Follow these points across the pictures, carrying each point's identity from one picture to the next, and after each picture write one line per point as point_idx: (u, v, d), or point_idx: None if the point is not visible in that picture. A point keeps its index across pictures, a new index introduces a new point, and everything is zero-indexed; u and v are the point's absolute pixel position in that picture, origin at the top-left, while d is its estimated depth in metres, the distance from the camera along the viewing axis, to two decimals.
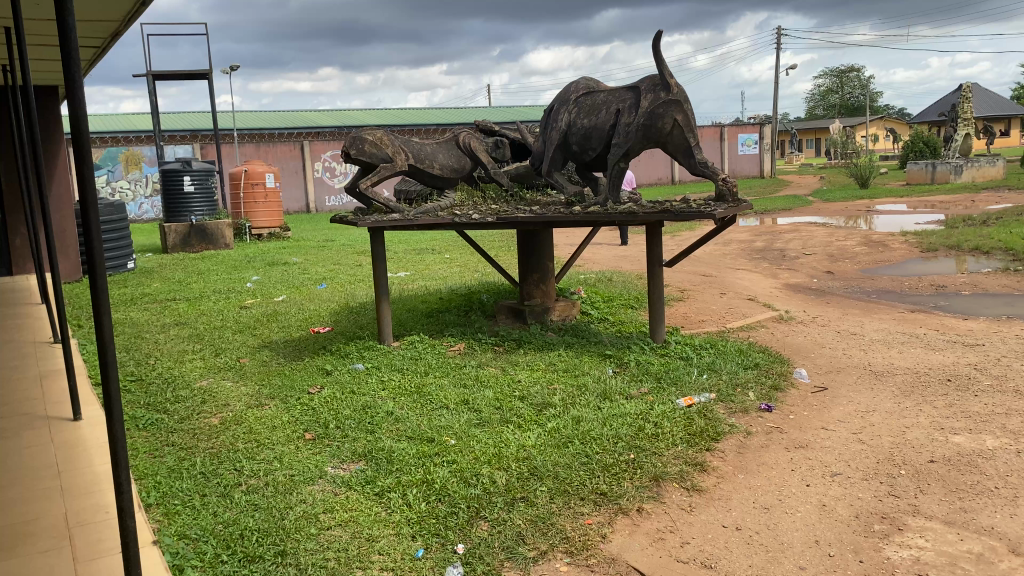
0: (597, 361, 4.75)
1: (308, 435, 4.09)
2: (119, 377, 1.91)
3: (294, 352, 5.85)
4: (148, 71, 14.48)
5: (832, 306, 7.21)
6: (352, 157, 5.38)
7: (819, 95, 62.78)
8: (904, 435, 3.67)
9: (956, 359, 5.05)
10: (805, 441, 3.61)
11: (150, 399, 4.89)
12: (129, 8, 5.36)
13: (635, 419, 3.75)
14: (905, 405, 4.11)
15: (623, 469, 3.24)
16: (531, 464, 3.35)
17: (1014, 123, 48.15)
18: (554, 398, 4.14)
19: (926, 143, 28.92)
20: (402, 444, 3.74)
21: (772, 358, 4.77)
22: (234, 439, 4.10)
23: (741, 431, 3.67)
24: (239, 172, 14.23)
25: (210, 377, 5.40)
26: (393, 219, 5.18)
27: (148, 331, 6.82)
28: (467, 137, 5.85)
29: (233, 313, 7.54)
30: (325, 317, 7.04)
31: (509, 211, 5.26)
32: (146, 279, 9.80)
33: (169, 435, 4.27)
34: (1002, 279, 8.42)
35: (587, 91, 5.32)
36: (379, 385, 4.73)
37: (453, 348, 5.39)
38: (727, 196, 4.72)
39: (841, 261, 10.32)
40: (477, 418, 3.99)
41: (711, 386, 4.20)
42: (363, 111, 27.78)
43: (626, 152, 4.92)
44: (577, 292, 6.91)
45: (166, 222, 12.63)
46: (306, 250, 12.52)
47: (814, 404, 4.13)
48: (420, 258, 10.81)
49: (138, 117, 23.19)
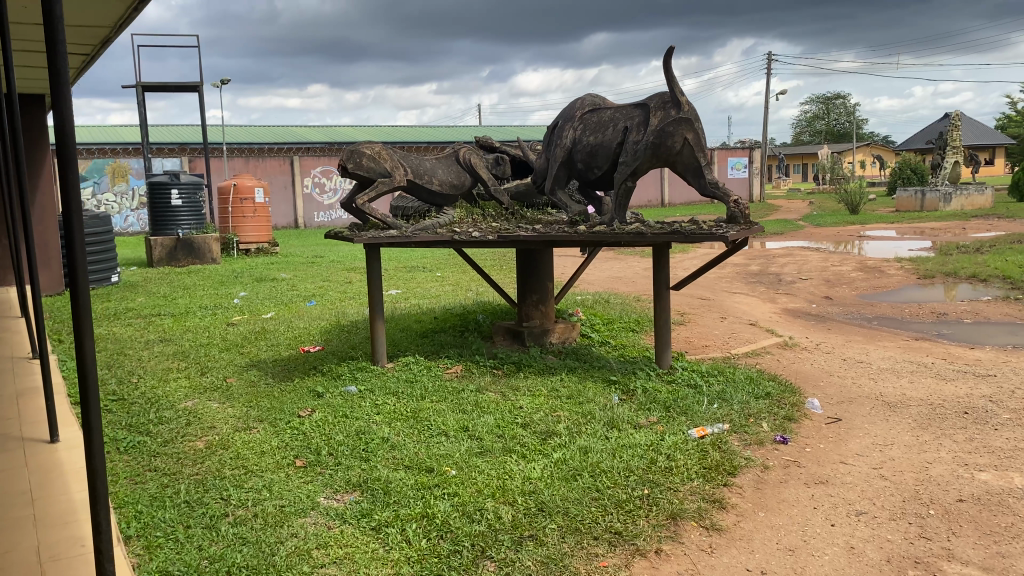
0: (601, 388, 4.55)
1: (299, 462, 3.87)
2: (99, 387, 1.75)
3: (283, 372, 5.62)
4: (137, 82, 14.27)
5: (834, 333, 7.05)
6: (348, 171, 5.21)
7: (806, 121, 63.34)
8: (927, 471, 3.51)
9: (970, 390, 4.90)
10: (825, 476, 3.44)
11: (131, 420, 4.66)
12: (120, 14, 5.17)
13: (645, 451, 3.57)
14: (923, 439, 3.95)
15: (637, 506, 3.05)
16: (538, 499, 3.15)
17: (999, 152, 48.64)
18: (559, 426, 3.95)
19: (914, 171, 29.12)
20: (399, 474, 3.53)
21: (784, 387, 4.60)
22: (220, 466, 3.88)
23: (757, 464, 3.50)
24: (227, 186, 13.99)
25: (195, 397, 5.18)
26: (390, 235, 4.98)
27: (132, 348, 6.59)
28: (468, 153, 5.69)
29: (220, 330, 7.30)
30: (316, 336, 6.83)
31: (510, 229, 5.09)
32: (130, 294, 9.54)
33: (151, 460, 4.05)
34: (1004, 307, 8.32)
35: (592, 108, 5.16)
36: (373, 409, 4.52)
37: (450, 371, 5.19)
38: (739, 218, 4.54)
39: (838, 286, 10.22)
40: (479, 446, 3.78)
41: (722, 416, 4.01)
42: (353, 128, 27.60)
43: (634, 171, 4.73)
44: (576, 313, 6.73)
45: (152, 235, 12.40)
46: (295, 265, 12.30)
47: (829, 436, 3.95)
48: (411, 276, 10.65)
49: (126, 129, 22.94)
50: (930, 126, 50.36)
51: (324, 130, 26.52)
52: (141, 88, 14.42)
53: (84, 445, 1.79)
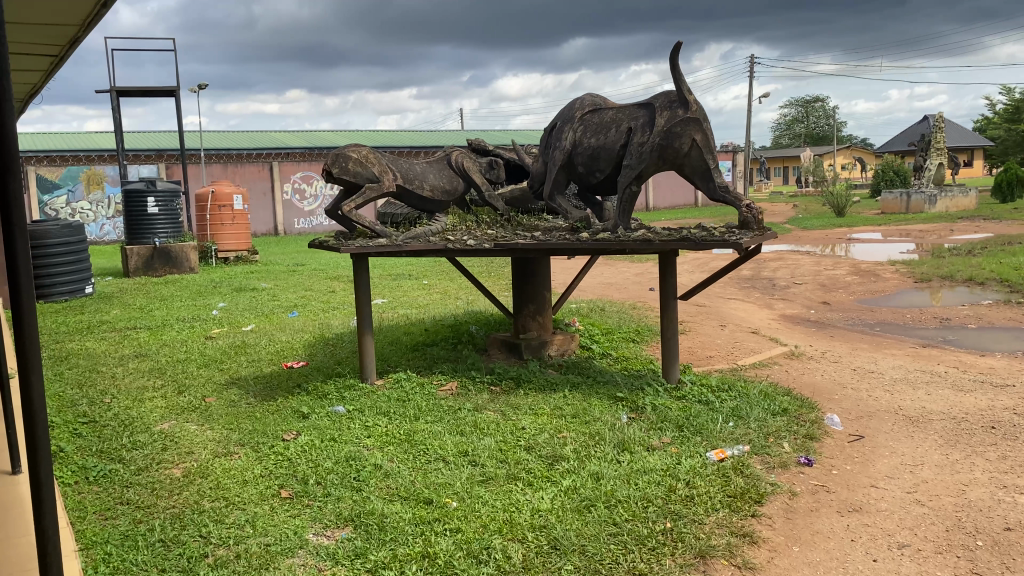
0: (608, 406, 4.27)
1: (285, 492, 3.56)
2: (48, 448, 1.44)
3: (265, 391, 5.29)
4: (112, 87, 13.87)
5: (838, 341, 6.81)
6: (334, 176, 4.91)
7: (786, 125, 63.59)
8: (965, 495, 3.26)
9: (991, 402, 4.67)
10: (857, 503, 3.17)
11: (102, 446, 4.33)
12: (86, 12, 4.82)
13: (662, 477, 3.30)
14: (954, 458, 3.70)
15: (661, 543, 2.78)
16: (551, 535, 2.86)
17: (977, 153, 48.91)
18: (566, 449, 3.67)
19: (897, 173, 29.12)
20: (395, 507, 3.23)
21: (800, 403, 4.34)
22: (198, 497, 3.57)
23: (785, 490, 3.23)
24: (206, 193, 13.60)
25: (172, 419, 4.85)
26: (379, 244, 4.68)
27: (105, 364, 6.24)
28: (460, 156, 5.40)
29: (198, 344, 6.96)
30: (299, 350, 6.49)
31: (507, 237, 4.81)
32: (105, 306, 9.16)
33: (123, 491, 3.72)
34: (1006, 311, 8.12)
35: (592, 109, 4.89)
36: (363, 431, 4.21)
37: (444, 389, 4.89)
38: (752, 224, 4.28)
39: (834, 291, 10.01)
40: (481, 473, 3.49)
41: (741, 436, 3.74)
42: (333, 134, 27.18)
43: (639, 174, 4.46)
44: (573, 323, 6.46)
45: (129, 244, 12.01)
46: (276, 274, 11.95)
47: (854, 456, 3.69)
48: (397, 284, 10.35)
49: (102, 135, 22.48)
50: (909, 129, 50.60)
51: (304, 136, 26.13)
52: (116, 94, 14.02)
53: (27, 460, 1.45)
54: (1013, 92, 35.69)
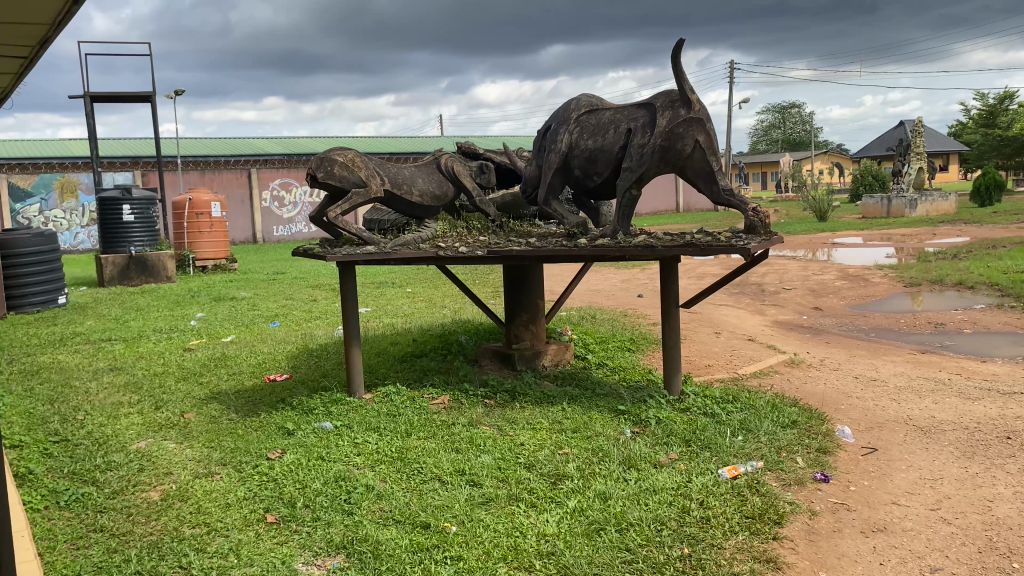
0: (610, 420, 4.08)
1: (270, 517, 3.33)
2: None
3: (247, 406, 5.06)
4: (86, 92, 13.54)
5: (835, 347, 6.67)
6: (319, 181, 4.70)
7: (763, 131, 63.94)
8: (992, 512, 3.09)
9: (1001, 410, 4.53)
10: (882, 522, 3.00)
11: (74, 467, 4.08)
12: (56, 10, 4.54)
13: (674, 496, 3.11)
14: (973, 471, 3.54)
15: (679, 571, 2.59)
16: (560, 563, 2.67)
17: (953, 158, 49.39)
18: (569, 466, 3.47)
19: (876, 177, 29.25)
20: (391, 532, 3.02)
21: (809, 414, 4.17)
22: (178, 523, 3.33)
23: (804, 510, 3.05)
24: (182, 200, 13.28)
25: (149, 437, 4.60)
26: (367, 252, 4.48)
27: (78, 379, 5.96)
28: (450, 160, 5.21)
29: (176, 357, 6.70)
30: (282, 362, 6.25)
31: (501, 243, 4.61)
32: (78, 317, 8.85)
33: (96, 518, 3.48)
34: (1001, 316, 8.02)
35: (589, 109, 4.71)
36: (353, 449, 3.99)
37: (435, 403, 4.67)
38: (758, 229, 4.13)
39: (825, 296, 9.89)
40: (481, 494, 3.28)
41: (752, 451, 3.57)
42: (313, 140, 26.91)
43: (639, 178, 4.29)
44: (567, 332, 6.28)
45: (103, 253, 11.69)
46: (256, 283, 11.66)
47: (871, 471, 3.52)
48: (380, 292, 10.13)
49: (75, 143, 22.04)
50: (886, 135, 50.97)
51: (282, 142, 25.76)
52: (89, 99, 13.68)
53: None
54: (987, 98, 36.02)
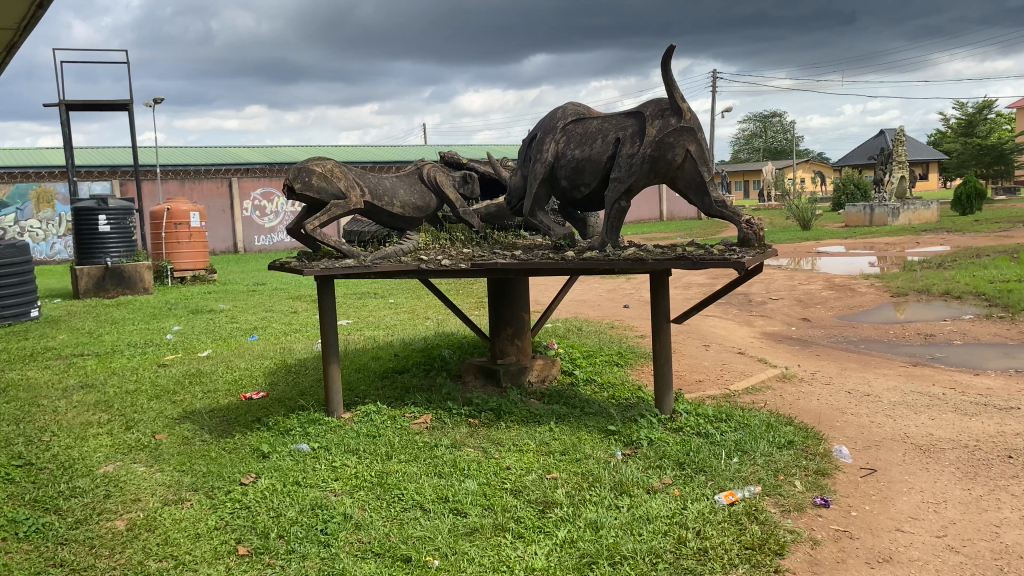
0: (600, 442, 3.92)
1: (242, 549, 3.14)
2: None
3: (221, 426, 4.85)
4: (61, 101, 13.29)
5: (826, 360, 6.55)
6: (296, 192, 4.50)
7: (746, 139, 64.22)
8: (1000, 539, 2.95)
9: (1000, 427, 4.40)
10: (886, 552, 2.85)
11: (36, 494, 3.86)
12: (22, 14, 4.36)
13: (669, 525, 2.95)
14: (976, 494, 3.40)
15: None
16: None
17: (932, 167, 49.78)
18: (558, 493, 3.31)
19: (858, 186, 29.33)
20: (370, 567, 2.84)
21: (805, 433, 4.03)
22: (143, 557, 3.13)
23: (806, 539, 2.90)
24: (160, 210, 13.03)
25: (118, 460, 4.39)
26: (346, 265, 4.30)
27: (47, 397, 5.73)
28: (432, 170, 5.04)
29: (149, 373, 6.48)
30: (259, 379, 6.04)
31: (485, 256, 4.45)
32: (50, 331, 8.60)
33: (56, 551, 3.26)
34: (991, 326, 7.93)
35: (577, 118, 4.57)
36: (330, 474, 3.80)
37: (417, 422, 4.50)
38: (752, 242, 3.99)
39: (812, 307, 9.79)
40: (466, 524, 3.11)
41: (749, 475, 3.41)
42: (294, 148, 26.66)
43: (628, 189, 4.14)
44: (553, 346, 6.11)
45: (78, 264, 11.42)
46: (235, 295, 11.42)
47: (872, 494, 3.38)
48: (362, 304, 9.93)
49: (52, 151, 21.69)
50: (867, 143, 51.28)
51: (264, 151, 25.51)
52: (65, 108, 13.42)
53: None
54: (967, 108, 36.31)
